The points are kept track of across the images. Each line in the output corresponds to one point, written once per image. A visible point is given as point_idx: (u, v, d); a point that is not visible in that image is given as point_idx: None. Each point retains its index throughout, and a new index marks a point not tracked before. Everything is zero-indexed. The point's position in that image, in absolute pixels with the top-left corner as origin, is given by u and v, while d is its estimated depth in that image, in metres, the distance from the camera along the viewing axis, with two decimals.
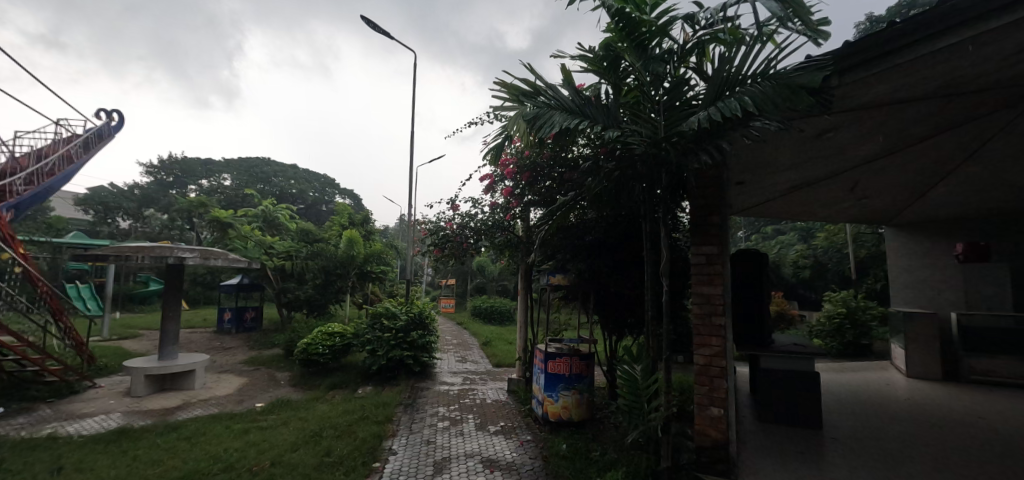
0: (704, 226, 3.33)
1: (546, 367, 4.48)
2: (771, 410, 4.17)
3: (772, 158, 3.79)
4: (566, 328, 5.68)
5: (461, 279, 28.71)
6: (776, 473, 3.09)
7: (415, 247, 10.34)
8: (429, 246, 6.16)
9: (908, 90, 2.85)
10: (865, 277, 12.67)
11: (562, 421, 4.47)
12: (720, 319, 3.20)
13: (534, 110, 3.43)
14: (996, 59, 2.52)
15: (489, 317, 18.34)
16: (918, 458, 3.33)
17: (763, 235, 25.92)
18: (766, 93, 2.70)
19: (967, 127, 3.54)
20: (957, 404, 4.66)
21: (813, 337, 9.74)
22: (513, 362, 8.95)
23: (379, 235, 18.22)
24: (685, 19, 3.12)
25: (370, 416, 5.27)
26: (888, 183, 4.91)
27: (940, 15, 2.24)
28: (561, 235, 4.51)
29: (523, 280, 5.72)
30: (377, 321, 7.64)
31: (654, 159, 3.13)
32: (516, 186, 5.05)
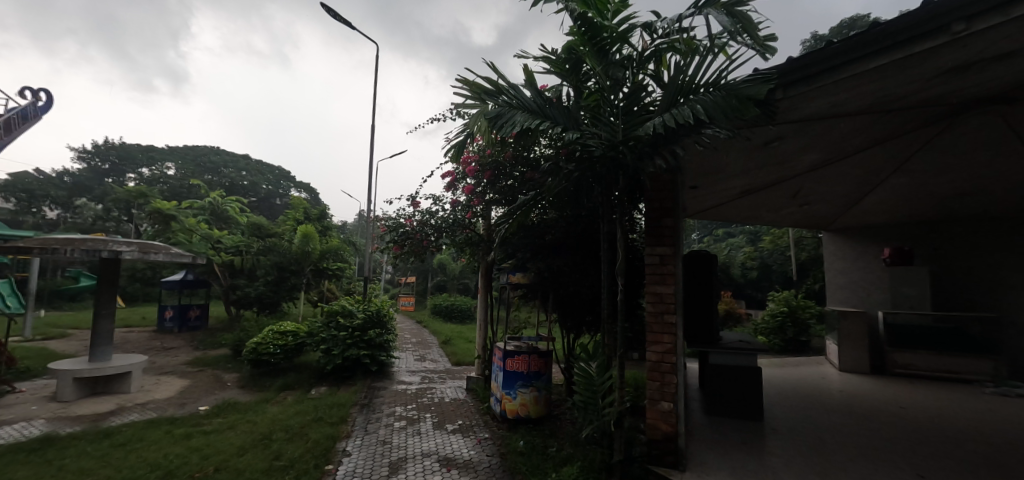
0: (658, 228, 3.45)
1: (505, 366, 4.49)
2: (718, 403, 4.38)
3: (724, 164, 3.99)
4: (526, 326, 5.74)
5: (423, 278, 28.25)
6: (721, 465, 3.26)
7: (374, 243, 10.05)
8: (388, 243, 6.05)
9: (843, 106, 3.08)
10: (805, 278, 13.56)
11: (520, 418, 4.51)
12: (672, 317, 3.34)
13: (496, 109, 3.44)
14: (917, 81, 2.78)
15: (451, 316, 18.15)
16: (848, 446, 3.61)
17: (715, 237, 27.23)
18: (717, 102, 2.84)
19: (895, 141, 3.86)
20: (881, 395, 5.09)
21: (758, 334, 10.33)
22: (473, 360, 8.94)
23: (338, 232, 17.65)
24: (644, 27, 3.22)
25: (325, 417, 5.10)
26: (827, 191, 5.27)
27: (870, 38, 2.44)
28: (522, 234, 4.54)
29: (484, 278, 5.72)
30: (333, 319, 7.39)
31: (611, 162, 3.22)
32: (478, 184, 5.05)
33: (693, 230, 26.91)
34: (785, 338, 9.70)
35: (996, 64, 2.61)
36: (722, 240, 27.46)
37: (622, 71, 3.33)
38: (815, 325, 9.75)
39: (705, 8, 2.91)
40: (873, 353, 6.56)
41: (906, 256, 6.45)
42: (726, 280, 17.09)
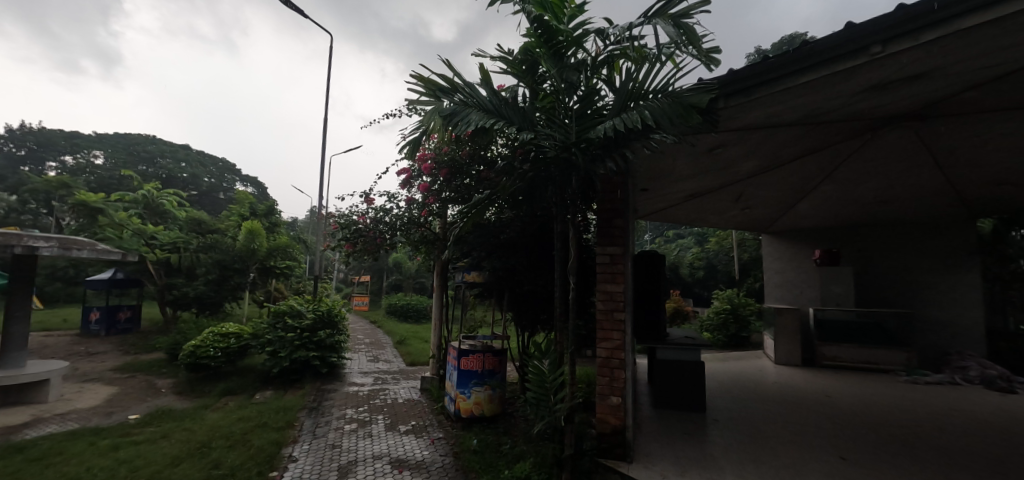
0: (609, 228, 3.55)
1: (459, 365, 4.48)
2: (664, 397, 4.57)
3: (672, 168, 4.17)
4: (481, 325, 5.75)
5: (378, 277, 27.53)
6: (665, 456, 3.42)
7: (325, 241, 9.70)
8: (339, 241, 5.85)
9: (779, 117, 3.30)
10: (746, 277, 14.46)
11: (474, 417, 4.51)
12: (621, 315, 3.45)
13: (451, 107, 3.43)
14: (841, 96, 3.03)
15: (406, 316, 17.82)
16: (780, 433, 3.90)
17: (666, 238, 28.46)
18: (664, 108, 2.96)
19: (824, 151, 4.20)
20: (810, 386, 5.52)
21: (703, 330, 10.89)
22: (428, 360, 8.86)
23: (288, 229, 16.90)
24: (597, 33, 3.31)
25: (270, 423, 4.87)
26: (765, 196, 5.64)
27: (800, 55, 2.65)
28: (477, 233, 4.54)
29: (439, 277, 5.68)
30: (280, 320, 7.06)
31: (565, 164, 3.29)
32: (434, 182, 5.01)
33: (645, 231, 27.99)
34: (727, 333, 10.28)
35: (906, 84, 2.91)
36: (673, 240, 28.78)
37: (576, 75, 3.40)
38: (754, 321, 10.42)
39: (654, 18, 3.04)
40: (805, 347, 7.07)
41: (834, 257, 6.95)
42: (675, 279, 17.93)
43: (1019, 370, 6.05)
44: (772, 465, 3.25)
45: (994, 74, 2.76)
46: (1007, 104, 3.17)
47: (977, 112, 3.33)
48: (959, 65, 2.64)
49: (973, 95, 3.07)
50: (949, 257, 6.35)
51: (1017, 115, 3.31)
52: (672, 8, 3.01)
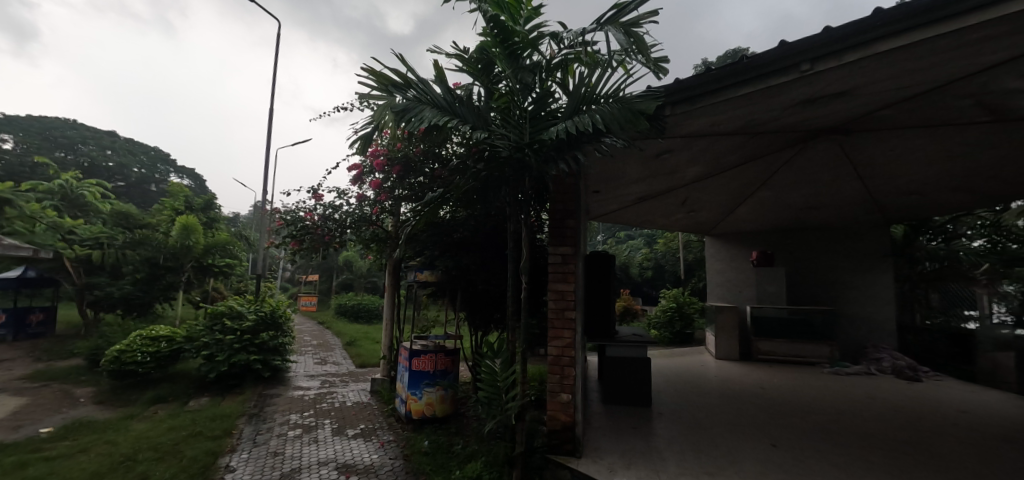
0: (561, 229, 3.60)
1: (411, 365, 4.41)
2: (613, 393, 4.71)
3: (622, 171, 4.30)
4: (434, 324, 5.69)
5: (329, 276, 26.53)
6: (613, 450, 3.52)
7: (268, 238, 9.19)
8: (284, 238, 5.57)
9: (720, 126, 3.49)
10: (691, 277, 15.24)
11: (425, 418, 4.45)
12: (572, 313, 3.51)
13: (404, 103, 3.36)
14: (776, 109, 3.25)
15: (358, 316, 17.29)
16: (719, 424, 4.12)
17: (617, 239, 29.44)
18: (614, 113, 3.04)
19: (761, 160, 4.49)
20: (747, 379, 5.89)
21: (651, 328, 11.37)
22: (379, 361, 8.66)
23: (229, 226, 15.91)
24: (551, 37, 3.37)
25: (205, 431, 4.56)
26: (708, 200, 5.96)
27: (739, 69, 2.82)
28: (429, 231, 4.49)
29: (391, 277, 5.56)
30: (217, 322, 6.64)
31: (518, 164, 3.31)
32: (386, 179, 4.93)
33: (598, 233, 28.85)
34: (673, 331, 10.79)
35: (831, 101, 3.17)
36: (624, 240, 29.90)
37: (531, 76, 3.44)
38: (698, 319, 11.00)
39: (606, 25, 3.12)
40: (743, 343, 7.53)
41: (770, 258, 7.45)
42: (625, 279, 18.61)
43: (923, 360, 6.77)
44: (711, 455, 3.43)
45: (904, 94, 3.08)
46: (915, 122, 3.53)
47: (890, 128, 3.69)
48: (875, 85, 2.92)
49: (887, 113, 3.40)
50: (868, 258, 7.00)
51: (923, 132, 3.70)
52: (622, 16, 3.11)
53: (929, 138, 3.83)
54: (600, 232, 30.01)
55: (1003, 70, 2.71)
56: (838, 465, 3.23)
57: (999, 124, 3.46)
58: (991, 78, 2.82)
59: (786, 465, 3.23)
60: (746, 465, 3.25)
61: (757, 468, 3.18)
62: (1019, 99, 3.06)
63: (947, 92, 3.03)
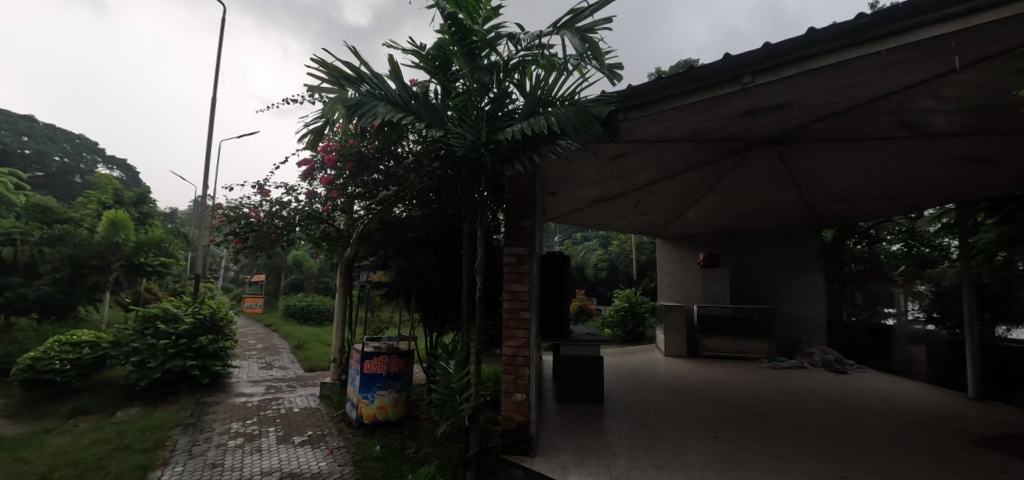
0: (517, 229, 3.61)
1: (362, 368, 4.29)
2: (567, 391, 4.78)
3: (577, 174, 4.39)
4: (388, 326, 5.58)
5: (277, 276, 25.28)
6: (566, 448, 3.58)
7: (208, 236, 8.65)
8: (226, 235, 5.26)
9: (670, 132, 3.63)
10: (643, 277, 15.79)
11: (377, 422, 4.34)
12: (526, 313, 3.52)
13: (356, 98, 3.27)
14: (720, 118, 3.43)
15: (307, 318, 16.62)
16: (667, 418, 4.29)
17: (574, 240, 30.12)
18: (569, 116, 3.08)
19: (707, 166, 4.72)
20: (694, 375, 6.16)
21: (604, 327, 11.66)
22: (329, 364, 8.38)
23: (165, 222, 14.80)
24: (509, 38, 3.38)
25: (133, 444, 4.21)
26: (659, 204, 6.20)
27: (686, 79, 2.94)
28: (383, 230, 4.40)
29: (342, 277, 5.40)
30: (149, 326, 6.13)
31: (474, 164, 3.29)
32: (338, 176, 4.83)
33: (555, 233, 29.41)
34: (625, 330, 11.16)
35: (770, 113, 3.38)
36: (581, 241, 30.58)
37: (488, 76, 3.43)
38: (649, 318, 11.41)
39: (562, 29, 3.16)
40: (691, 340, 7.88)
41: (716, 259, 7.73)
42: (580, 279, 19.06)
43: (849, 355, 7.37)
44: (659, 448, 3.56)
45: (835, 108, 3.33)
46: (842, 135, 3.83)
47: (821, 140, 3.98)
48: (809, 99, 3.13)
49: (819, 126, 3.67)
50: (803, 261, 7.53)
51: (850, 144, 4.02)
52: (579, 22, 3.16)
53: (854, 151, 4.17)
54: (557, 233, 30.51)
55: (915, 91, 3.01)
56: (774, 453, 3.45)
57: (913, 141, 3.82)
58: (907, 98, 3.11)
59: (728, 456, 3.41)
60: (691, 456, 3.40)
61: (700, 460, 3.33)
62: (931, 118, 3.38)
63: (869, 109, 3.31)
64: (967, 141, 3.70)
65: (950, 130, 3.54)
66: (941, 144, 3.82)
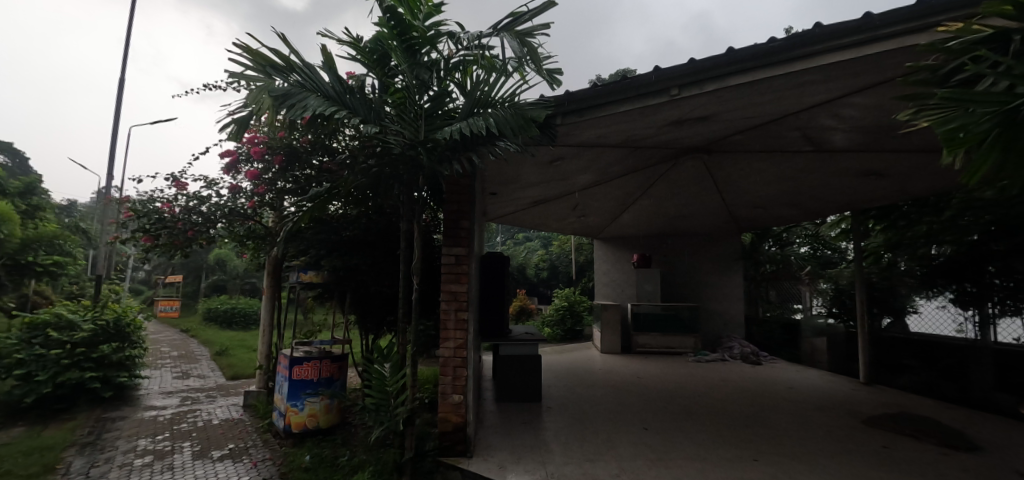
0: (456, 229, 3.59)
1: (291, 374, 4.07)
2: (505, 391, 4.82)
3: (518, 175, 4.43)
4: (321, 329, 5.35)
5: (197, 277, 23.22)
6: (503, 447, 3.61)
7: (111, 233, 7.77)
8: (133, 232, 4.77)
9: (605, 138, 3.77)
10: (582, 277, 16.33)
11: (307, 431, 4.13)
12: (464, 314, 3.51)
13: (285, 88, 3.08)
14: (651, 126, 3.61)
15: (232, 323, 15.44)
16: (602, 413, 4.46)
17: (516, 241, 30.54)
18: (507, 118, 3.09)
19: (640, 172, 4.97)
20: (627, 370, 6.47)
21: (545, 326, 11.91)
22: (254, 371, 7.87)
23: (59, 216, 13.08)
24: (450, 36, 3.35)
25: (14, 470, 3.68)
26: (596, 206, 6.44)
27: (620, 88, 3.07)
28: (315, 229, 4.24)
29: (271, 278, 5.12)
30: (36, 334, 5.39)
31: (412, 162, 3.22)
32: (265, 170, 4.65)
33: (498, 234, 29.69)
34: (564, 328, 11.50)
35: (695, 124, 3.62)
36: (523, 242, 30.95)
37: (428, 74, 3.37)
38: (587, 317, 11.83)
39: (502, 32, 3.18)
40: (627, 337, 8.25)
41: (648, 260, 8.17)
42: (522, 279, 19.36)
43: (763, 347, 8.07)
44: (592, 442, 3.69)
45: (752, 122, 3.62)
46: (758, 147, 4.19)
47: (740, 151, 4.33)
48: (729, 112, 3.39)
49: (738, 138, 3.99)
50: (726, 262, 8.14)
51: (765, 156, 4.39)
52: (518, 25, 3.20)
53: (768, 162, 4.57)
54: (499, 233, 30.75)
55: (818, 110, 3.35)
56: (698, 441, 3.69)
57: (816, 155, 4.26)
58: (811, 116, 3.47)
59: (656, 446, 3.60)
60: (623, 448, 3.56)
61: (630, 451, 3.49)
62: (831, 135, 3.78)
63: (780, 125, 3.64)
64: (859, 157, 4.18)
65: (846, 147, 3.99)
66: (839, 159, 4.29)
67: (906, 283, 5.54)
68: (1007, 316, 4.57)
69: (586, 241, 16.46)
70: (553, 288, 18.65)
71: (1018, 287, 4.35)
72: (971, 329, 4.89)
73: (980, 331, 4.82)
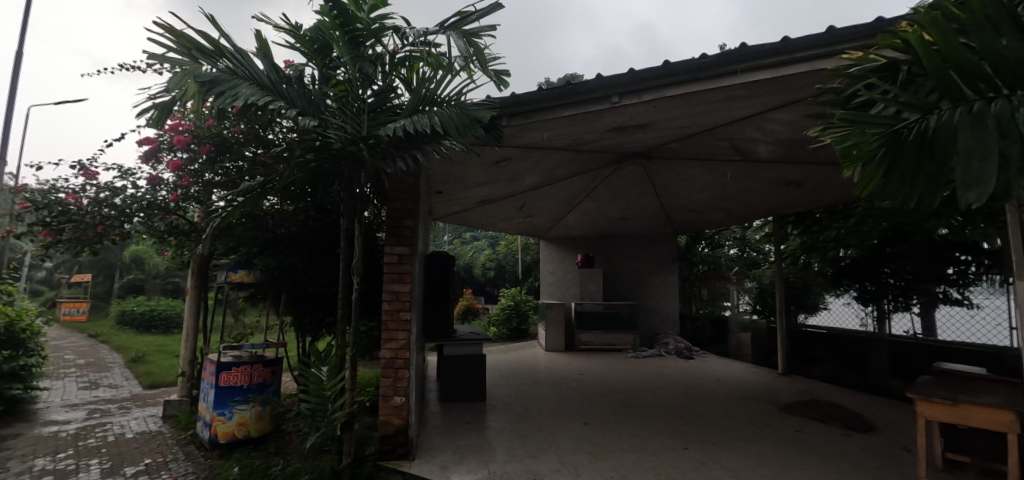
0: (399, 228, 3.52)
1: (217, 381, 3.81)
2: (449, 391, 4.80)
3: (464, 174, 4.42)
4: (252, 332, 5.05)
5: (109, 276, 20.97)
6: (447, 448, 3.58)
7: None
8: (30, 226, 4.23)
9: (551, 141, 3.85)
10: (528, 276, 16.58)
11: (235, 441, 3.89)
12: (407, 314, 3.44)
13: (213, 74, 2.87)
14: (594, 132, 3.74)
15: (150, 327, 14.13)
16: (545, 410, 4.56)
17: (463, 240, 30.43)
18: (452, 117, 3.07)
19: (584, 175, 5.12)
20: (570, 368, 6.65)
21: (491, 326, 11.97)
22: (175, 379, 7.27)
23: None
24: (395, 31, 3.27)
25: None
26: (541, 207, 6.56)
27: (564, 93, 3.16)
28: (247, 225, 4.01)
29: (196, 277, 4.80)
30: None
31: (353, 158, 3.11)
32: (190, 160, 4.33)
33: (445, 233, 29.45)
34: (510, 327, 11.65)
35: (635, 130, 3.78)
36: (470, 242, 30.81)
37: (372, 68, 3.27)
38: (533, 315, 12.05)
39: (448, 30, 3.15)
40: (571, 335, 8.49)
41: (592, 260, 8.45)
42: (469, 279, 19.32)
43: (696, 343, 8.61)
44: (534, 439, 3.76)
45: (686, 131, 3.85)
46: (691, 155, 4.46)
47: (676, 158, 4.58)
48: (666, 121, 3.58)
49: (674, 146, 4.22)
50: (663, 262, 8.61)
51: (698, 163, 4.69)
52: (465, 25, 3.19)
53: (700, 169, 4.88)
54: (446, 232, 30.44)
55: (743, 123, 3.63)
56: (635, 434, 3.86)
57: (742, 164, 4.60)
58: (737, 128, 3.74)
59: (595, 439, 3.73)
60: (563, 443, 3.66)
61: (571, 446, 3.59)
62: (754, 146, 4.10)
63: (711, 135, 3.90)
64: (780, 168, 4.57)
65: (768, 157, 4.34)
66: (762, 169, 4.67)
67: (818, 282, 6.13)
68: (899, 311, 5.17)
69: (532, 241, 16.74)
70: (500, 287, 18.79)
71: (908, 285, 5.05)
72: (870, 323, 5.46)
73: (877, 324, 5.39)
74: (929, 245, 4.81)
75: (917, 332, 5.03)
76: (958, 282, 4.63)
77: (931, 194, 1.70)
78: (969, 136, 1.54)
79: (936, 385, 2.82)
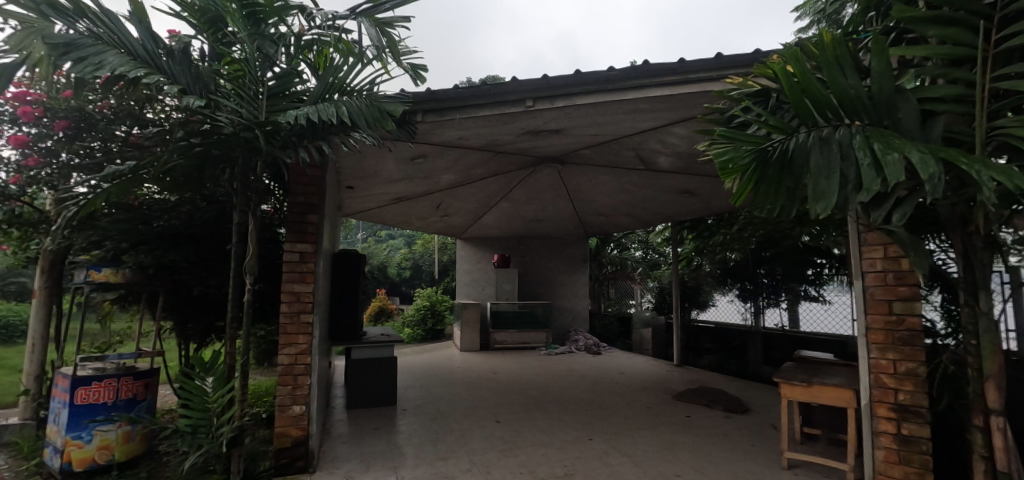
0: (301, 224, 3.26)
1: (70, 399, 3.24)
2: (356, 396, 4.57)
3: (375, 169, 4.23)
4: (121, 340, 4.39)
5: None
6: (352, 457, 3.40)
7: None
8: None
9: (467, 140, 3.83)
10: (445, 276, 16.41)
11: (95, 469, 3.33)
12: (309, 317, 3.20)
13: (70, 37, 2.42)
14: (510, 134, 3.79)
15: None
16: (458, 410, 4.53)
17: (378, 238, 29.27)
18: (362, 109, 2.90)
19: (499, 177, 5.18)
20: (484, 367, 6.69)
21: (405, 327, 11.63)
22: (8, 399, 6.02)
23: None
24: (301, 10, 3.02)
25: None
26: (457, 207, 6.51)
27: (479, 93, 3.16)
28: (117, 217, 3.47)
29: (45, 276, 4.08)
30: None
31: (247, 145, 2.81)
32: (40, 136, 3.62)
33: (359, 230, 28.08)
34: (426, 328, 11.43)
35: (549, 135, 3.90)
36: (386, 240, 29.65)
37: (273, 49, 2.99)
38: (449, 315, 11.96)
39: (360, 16, 2.99)
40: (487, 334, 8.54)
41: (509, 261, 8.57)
42: (384, 279, 18.63)
43: (604, 339, 9.15)
44: (445, 440, 3.73)
45: (595, 139, 4.06)
46: (601, 162, 4.72)
47: (587, 164, 4.82)
48: (578, 128, 3.75)
49: (585, 152, 4.44)
50: (576, 263, 9.02)
51: (606, 170, 4.97)
52: (378, 13, 3.04)
53: (608, 176, 5.18)
54: (361, 230, 29.07)
55: (644, 135, 3.92)
56: (546, 429, 3.98)
57: (645, 173, 4.97)
58: (640, 140, 4.04)
59: (507, 437, 3.79)
60: (475, 443, 3.66)
61: (482, 445, 3.61)
62: (655, 157, 4.45)
63: (618, 144, 4.16)
64: (677, 177, 5.01)
65: (667, 168, 4.73)
66: (662, 178, 5.08)
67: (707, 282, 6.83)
68: (771, 307, 5.96)
69: (450, 241, 16.61)
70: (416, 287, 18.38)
71: (779, 284, 5.86)
72: (749, 317, 6.24)
73: (754, 318, 6.16)
74: (794, 250, 5.58)
75: (785, 324, 5.78)
76: (816, 281, 5.45)
77: (787, 208, 1.96)
78: (819, 158, 1.77)
79: (794, 370, 3.26)
